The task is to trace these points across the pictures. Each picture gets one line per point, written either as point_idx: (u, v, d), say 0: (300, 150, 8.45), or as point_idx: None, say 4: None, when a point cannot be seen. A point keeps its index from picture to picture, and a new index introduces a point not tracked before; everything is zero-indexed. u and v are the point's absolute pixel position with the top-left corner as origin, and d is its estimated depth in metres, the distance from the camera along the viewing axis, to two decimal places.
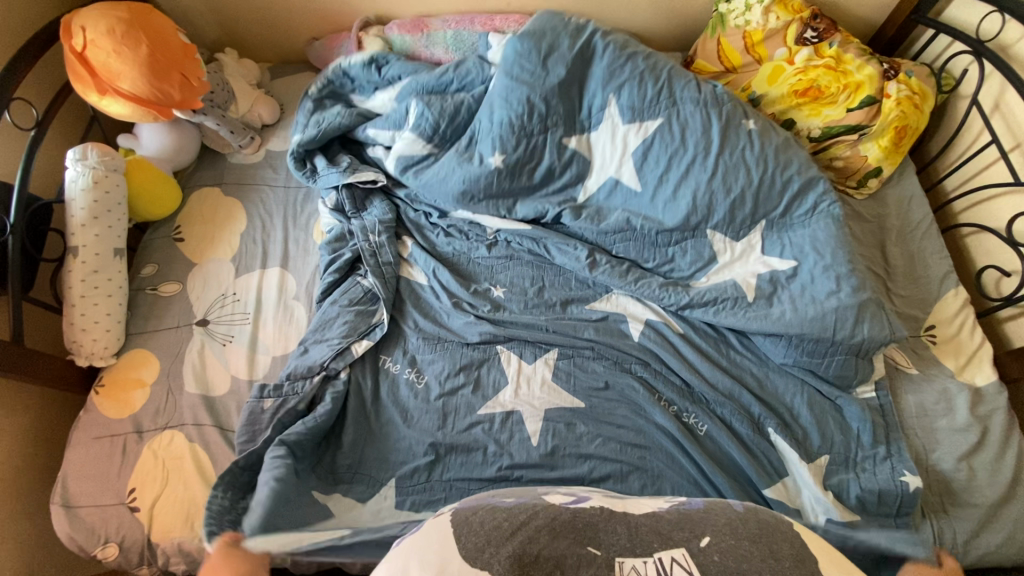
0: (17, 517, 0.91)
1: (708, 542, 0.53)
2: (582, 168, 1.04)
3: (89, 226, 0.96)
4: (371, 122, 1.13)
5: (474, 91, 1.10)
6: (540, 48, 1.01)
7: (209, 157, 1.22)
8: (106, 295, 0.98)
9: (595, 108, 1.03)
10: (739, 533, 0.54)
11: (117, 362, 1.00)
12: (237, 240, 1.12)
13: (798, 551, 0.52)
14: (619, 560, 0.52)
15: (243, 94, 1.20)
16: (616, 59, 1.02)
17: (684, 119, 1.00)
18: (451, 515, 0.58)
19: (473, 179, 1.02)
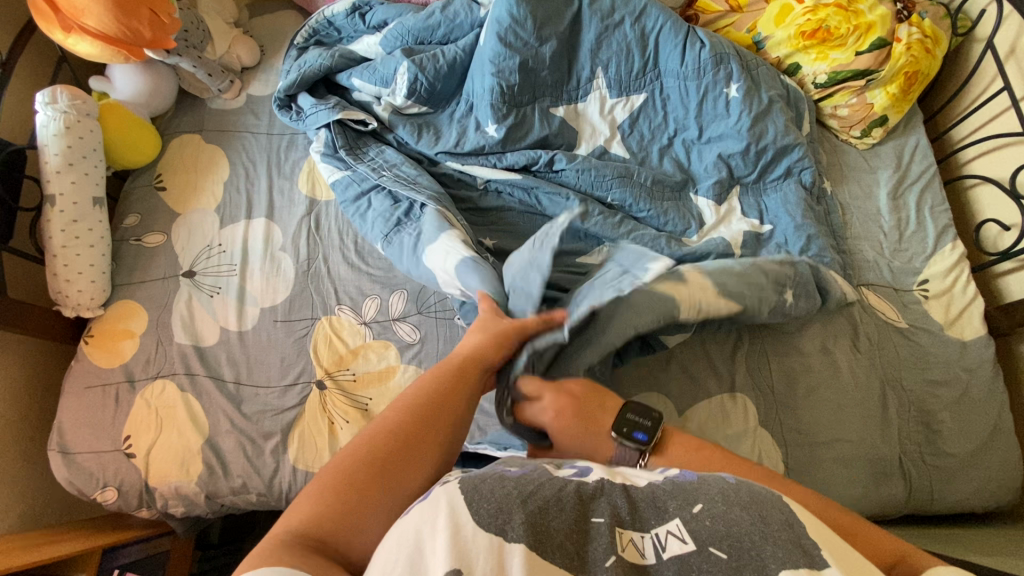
0: (18, 462, 0.94)
1: (701, 508, 0.48)
2: (571, 137, 1.05)
3: (64, 173, 0.93)
4: (355, 71, 1.08)
5: (463, 39, 1.06)
6: (535, 15, 1.00)
7: (188, 101, 1.18)
8: (88, 245, 0.96)
9: (583, 80, 1.06)
10: (731, 499, 0.48)
11: (105, 312, 1.00)
12: (221, 189, 1.09)
13: (787, 516, 0.47)
14: (618, 532, 0.48)
15: (220, 34, 1.14)
16: (607, 30, 1.04)
17: (666, 93, 1.06)
18: (457, 482, 0.50)
19: (466, 142, 1.03)
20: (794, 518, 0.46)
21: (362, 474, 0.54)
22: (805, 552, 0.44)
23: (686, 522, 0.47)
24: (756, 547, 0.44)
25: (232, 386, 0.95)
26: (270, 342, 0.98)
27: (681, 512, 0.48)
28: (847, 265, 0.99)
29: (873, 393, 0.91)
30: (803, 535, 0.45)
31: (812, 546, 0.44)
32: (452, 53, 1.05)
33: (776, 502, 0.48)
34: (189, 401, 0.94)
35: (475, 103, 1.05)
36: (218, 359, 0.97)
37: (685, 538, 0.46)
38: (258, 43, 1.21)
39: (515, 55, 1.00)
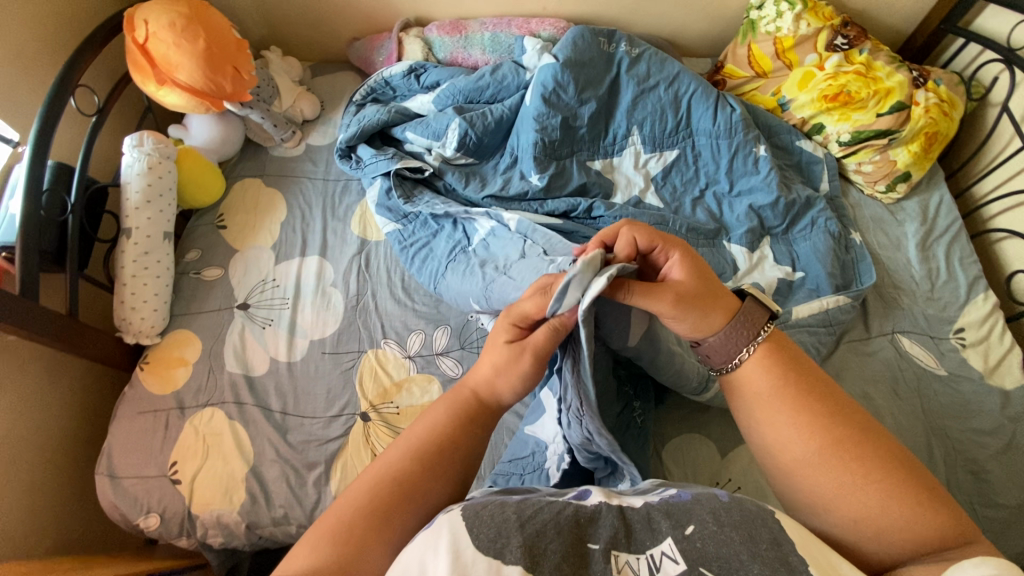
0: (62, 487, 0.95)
1: (693, 531, 0.48)
2: (608, 187, 1.11)
3: (142, 209, 1.01)
4: (409, 125, 1.17)
5: (510, 99, 1.16)
6: (577, 79, 1.10)
7: (252, 149, 1.28)
8: (155, 275, 1.02)
9: (619, 136, 1.13)
10: (722, 520, 0.48)
11: (162, 341, 1.04)
12: (277, 229, 1.16)
13: (777, 535, 0.47)
14: (613, 553, 0.48)
15: (287, 91, 1.25)
16: (642, 93, 1.13)
17: (698, 150, 1.13)
18: (460, 509, 0.50)
19: (510, 190, 1.09)
20: (782, 537, 0.47)
21: (364, 527, 0.52)
22: (788, 564, 0.45)
23: (679, 543, 0.47)
24: (744, 567, 0.45)
25: (279, 416, 0.97)
26: (317, 373, 1.01)
27: (673, 532, 0.48)
28: (873, 311, 1.03)
29: (916, 440, 0.91)
30: (790, 552, 0.46)
31: (797, 561, 0.45)
32: (499, 111, 1.13)
33: (767, 522, 0.48)
34: (237, 429, 0.96)
35: (519, 155, 1.12)
36: (267, 389, 1.00)
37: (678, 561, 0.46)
38: (319, 99, 1.33)
39: (557, 113, 1.09)
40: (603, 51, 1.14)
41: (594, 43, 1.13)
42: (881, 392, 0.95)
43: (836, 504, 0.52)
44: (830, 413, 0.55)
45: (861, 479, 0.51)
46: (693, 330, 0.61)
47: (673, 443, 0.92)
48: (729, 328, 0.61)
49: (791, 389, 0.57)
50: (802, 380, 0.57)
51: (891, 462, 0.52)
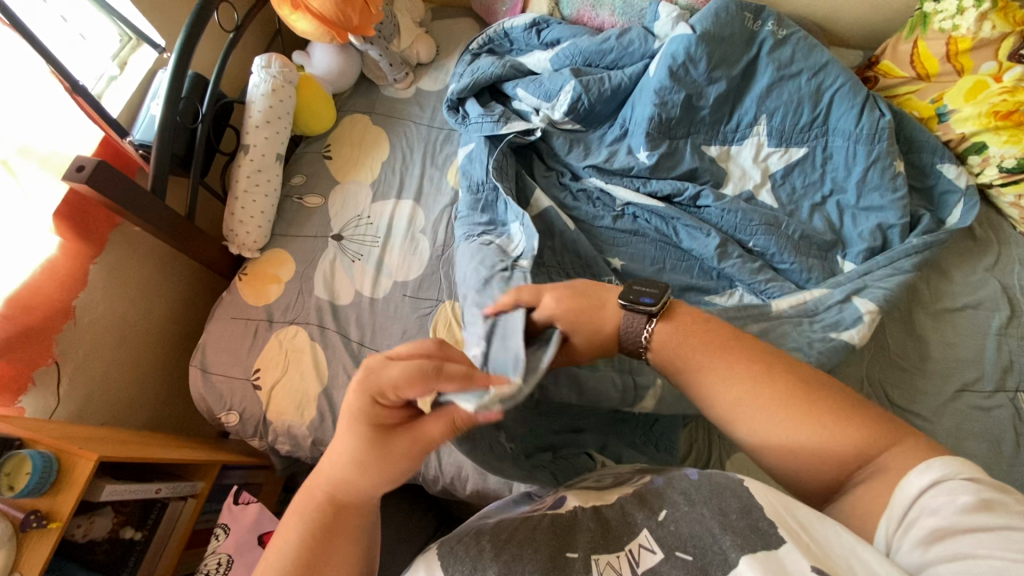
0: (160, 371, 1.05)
1: (665, 515, 0.55)
2: (720, 176, 1.04)
3: (261, 128, 1.05)
4: (521, 82, 1.14)
5: (633, 67, 1.10)
6: (711, 56, 1.02)
7: (365, 86, 1.30)
8: (264, 194, 1.08)
9: (743, 124, 1.05)
10: (694, 499, 0.55)
11: (260, 256, 1.10)
12: (378, 167, 1.19)
13: (746, 504, 0.53)
14: (594, 557, 0.54)
15: (407, 31, 1.26)
16: (780, 80, 1.03)
17: (830, 152, 1.02)
18: (436, 548, 0.57)
19: (614, 164, 1.05)
20: (752, 504, 0.53)
21: None
22: (756, 531, 0.50)
23: (654, 533, 0.54)
24: (716, 542, 0.51)
25: (355, 346, 1.02)
26: (395, 313, 1.04)
27: (648, 522, 0.56)
28: (995, 359, 0.90)
29: None
30: (759, 519, 0.51)
31: (766, 527, 0.50)
32: (618, 79, 1.08)
33: (738, 492, 0.55)
34: (316, 350, 1.01)
35: (629, 129, 1.07)
36: (348, 319, 1.04)
37: (653, 547, 0.53)
38: (436, 43, 1.32)
39: (681, 90, 1.02)
40: (745, 29, 1.05)
41: (738, 19, 1.05)
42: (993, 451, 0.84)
43: (780, 451, 0.54)
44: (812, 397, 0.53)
45: (815, 423, 0.53)
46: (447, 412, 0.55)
47: (738, 457, 0.86)
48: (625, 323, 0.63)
49: (701, 335, 0.61)
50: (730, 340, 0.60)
51: (846, 403, 0.54)
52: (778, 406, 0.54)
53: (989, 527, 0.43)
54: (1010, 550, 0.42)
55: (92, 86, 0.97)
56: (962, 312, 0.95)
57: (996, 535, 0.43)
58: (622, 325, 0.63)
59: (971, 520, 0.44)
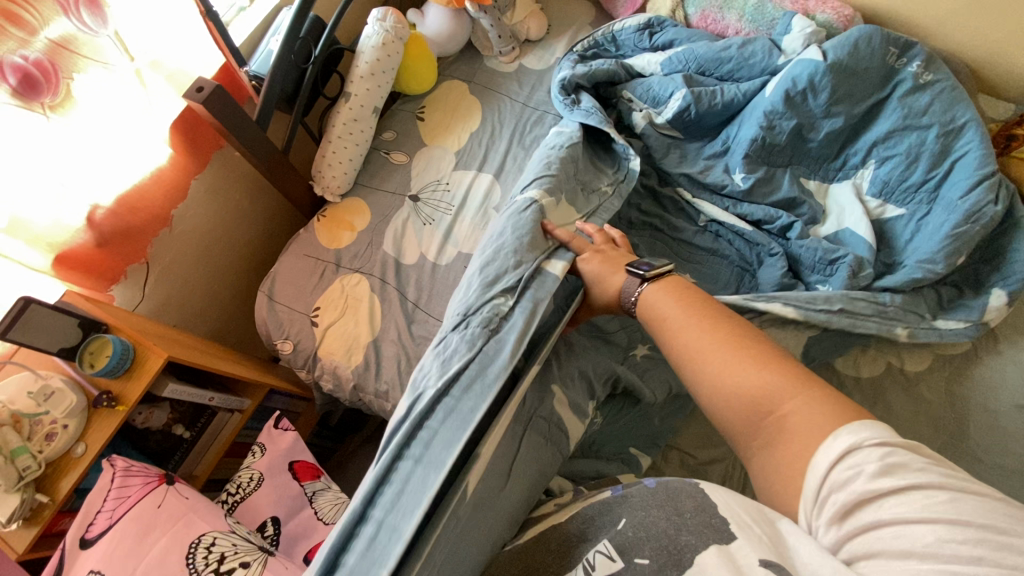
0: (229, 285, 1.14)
1: (623, 524, 0.54)
2: (813, 213, 0.96)
3: (365, 80, 1.09)
4: (631, 85, 1.09)
5: (748, 84, 1.03)
6: (836, 88, 0.94)
7: (470, 54, 1.31)
8: (354, 143, 1.12)
9: (850, 164, 0.98)
10: (649, 503, 0.55)
11: (340, 201, 1.14)
12: (466, 137, 1.19)
13: (702, 502, 0.52)
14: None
15: (522, 6, 1.25)
16: (903, 128, 0.94)
17: (926, 222, 0.91)
18: None
19: (703, 182, 1.00)
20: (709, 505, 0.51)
21: None
22: (715, 530, 0.49)
23: (613, 543, 0.53)
24: (674, 540, 0.50)
25: (410, 305, 1.04)
26: (454, 283, 1.05)
27: (608, 534, 0.54)
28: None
29: None
30: (712, 515, 0.50)
31: (718, 523, 0.49)
32: (732, 93, 1.02)
33: (689, 492, 0.54)
34: (373, 301, 1.04)
35: (730, 150, 1.01)
36: (409, 278, 1.06)
37: (611, 555, 0.52)
38: (549, 22, 1.31)
39: (792, 120, 0.95)
40: (876, 65, 0.95)
41: (872, 54, 0.95)
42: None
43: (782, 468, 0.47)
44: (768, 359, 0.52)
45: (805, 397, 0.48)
46: None
47: None
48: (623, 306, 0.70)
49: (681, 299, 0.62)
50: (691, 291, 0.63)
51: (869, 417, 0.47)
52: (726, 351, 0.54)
53: (894, 490, 0.39)
54: (919, 509, 0.38)
55: (224, 13, 1.04)
56: None
57: (902, 498, 0.39)
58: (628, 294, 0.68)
59: (880, 484, 0.39)
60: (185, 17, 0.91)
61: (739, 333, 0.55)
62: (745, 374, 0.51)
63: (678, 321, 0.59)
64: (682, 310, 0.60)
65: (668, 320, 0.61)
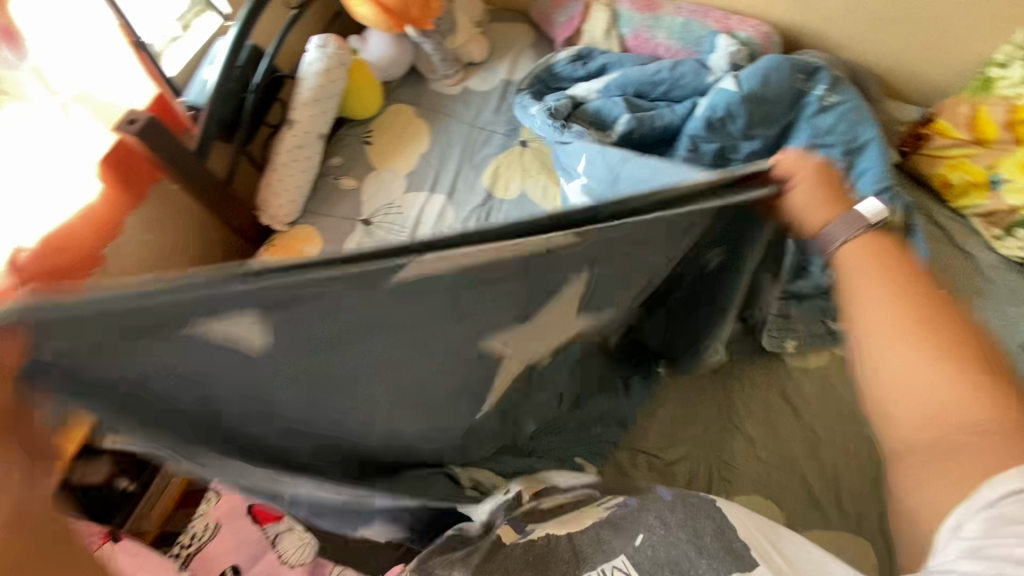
0: None
1: (641, 541, 0.56)
2: None
3: (308, 106, 1.08)
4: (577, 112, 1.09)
5: (680, 105, 1.08)
6: (754, 111, 1.01)
7: (414, 77, 1.32)
8: (302, 170, 1.10)
9: None
10: (670, 524, 0.57)
11: (289, 230, 1.12)
12: (415, 159, 1.20)
13: (720, 526, 0.56)
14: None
15: (463, 29, 1.28)
16: (815, 144, 1.01)
17: None
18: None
19: None
20: (727, 529, 0.55)
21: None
22: (734, 554, 0.52)
23: (631, 559, 0.55)
24: (691, 564, 0.52)
25: None
26: None
27: (626, 548, 0.56)
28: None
29: None
30: (735, 542, 0.53)
31: (739, 548, 0.53)
32: (669, 117, 1.06)
33: (716, 520, 0.57)
34: None
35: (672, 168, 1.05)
36: None
37: (628, 571, 0.54)
38: (490, 44, 1.34)
39: (715, 140, 1.02)
40: (790, 88, 1.02)
41: (787, 78, 1.02)
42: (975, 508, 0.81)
43: None
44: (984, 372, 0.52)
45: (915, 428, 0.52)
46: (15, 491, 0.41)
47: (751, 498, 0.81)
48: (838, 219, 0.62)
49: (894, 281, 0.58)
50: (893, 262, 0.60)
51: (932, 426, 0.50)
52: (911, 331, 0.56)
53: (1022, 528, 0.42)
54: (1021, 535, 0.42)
55: (154, 43, 0.98)
56: None
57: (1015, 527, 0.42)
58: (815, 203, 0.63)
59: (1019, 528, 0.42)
60: (113, 47, 0.87)
61: (946, 343, 0.54)
62: (903, 355, 0.55)
63: (867, 290, 0.59)
64: (894, 327, 0.56)
65: (864, 277, 0.60)
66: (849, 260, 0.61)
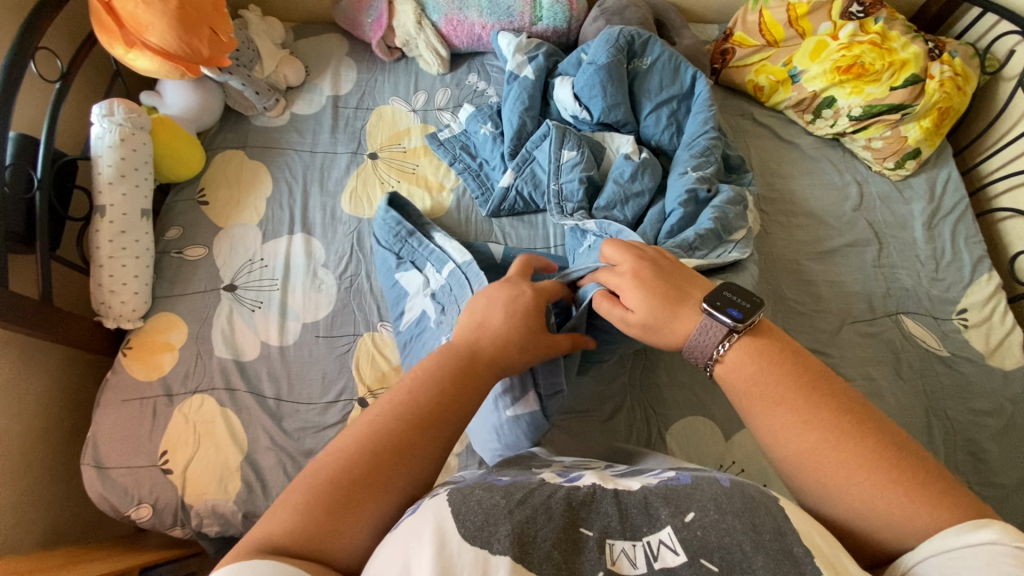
0: (36, 473, 0.92)
1: (693, 517, 0.42)
2: (596, 145, 1.03)
3: (116, 184, 0.95)
4: (454, 150, 1.12)
5: (518, 97, 1.09)
6: (592, 84, 1.02)
7: (232, 118, 1.20)
8: (134, 256, 0.97)
9: (620, 120, 1.04)
10: (722, 505, 0.43)
11: (144, 325, 0.98)
12: (263, 204, 1.10)
13: (779, 525, 0.41)
14: (608, 542, 0.42)
15: (268, 55, 1.19)
16: (673, 123, 1.04)
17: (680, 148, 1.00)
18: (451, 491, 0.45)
19: (527, 193, 1.03)
20: (786, 527, 0.41)
21: (334, 492, 0.46)
22: (790, 558, 0.39)
23: (678, 533, 0.41)
24: (747, 558, 0.39)
25: (272, 402, 0.93)
26: (311, 358, 0.96)
27: (672, 520, 0.42)
28: (874, 290, 0.99)
29: (918, 419, 0.86)
30: (793, 543, 0.40)
31: (802, 553, 0.40)
32: (520, 118, 1.07)
33: (770, 510, 0.43)
34: (229, 416, 0.91)
35: (536, 153, 1.04)
36: (259, 374, 0.95)
37: (677, 549, 0.40)
38: (304, 63, 1.26)
39: (581, 150, 0.99)
40: (617, 70, 1.03)
41: (614, 62, 1.02)
42: (861, 356, 0.92)
43: (787, 455, 0.50)
44: (833, 409, 0.49)
45: (860, 469, 0.46)
46: (326, 514, 0.45)
47: (676, 427, 0.88)
48: (704, 322, 0.58)
49: (793, 405, 0.50)
50: (787, 388, 0.52)
51: (854, 423, 0.48)
52: (781, 394, 0.51)
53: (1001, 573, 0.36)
54: None
55: None
56: (843, 250, 1.03)
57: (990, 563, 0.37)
58: (696, 331, 0.58)
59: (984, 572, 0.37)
60: None
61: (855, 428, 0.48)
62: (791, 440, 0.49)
63: (768, 392, 0.52)
64: (834, 446, 0.47)
65: (753, 395, 0.53)
66: (736, 382, 0.55)
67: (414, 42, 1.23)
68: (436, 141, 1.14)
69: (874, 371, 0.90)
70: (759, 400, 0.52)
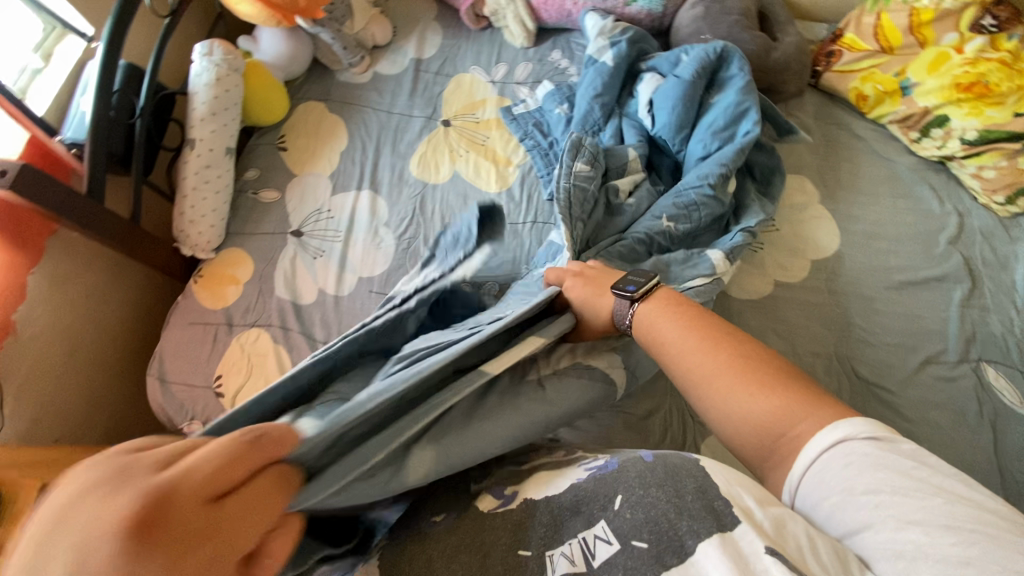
0: (109, 376, 1.01)
1: (621, 502, 0.49)
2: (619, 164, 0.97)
3: (207, 121, 1.00)
4: (526, 125, 1.11)
5: (595, 89, 1.05)
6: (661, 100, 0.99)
7: (319, 70, 1.24)
8: (214, 191, 1.03)
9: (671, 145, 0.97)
10: (648, 482, 0.49)
11: (216, 257, 1.05)
12: (337, 158, 1.13)
13: (702, 482, 0.48)
14: (547, 554, 0.49)
15: (360, 11, 1.20)
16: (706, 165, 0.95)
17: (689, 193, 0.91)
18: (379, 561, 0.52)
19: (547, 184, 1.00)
20: (708, 484, 0.48)
21: None
22: (713, 511, 0.45)
23: (609, 523, 0.48)
24: (673, 526, 0.45)
25: (321, 346, 0.96)
26: (362, 311, 0.99)
27: (603, 510, 0.49)
28: (956, 332, 0.90)
29: (984, 478, 0.79)
30: (714, 499, 0.46)
31: (723, 507, 0.45)
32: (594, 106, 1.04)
33: (692, 472, 0.50)
34: (280, 353, 0.96)
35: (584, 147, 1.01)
36: (312, 319, 0.99)
37: (609, 538, 0.47)
38: (392, 24, 1.28)
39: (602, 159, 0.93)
40: (694, 92, 0.98)
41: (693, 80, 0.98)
42: (928, 400, 0.85)
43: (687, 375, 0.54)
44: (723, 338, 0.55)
45: (743, 382, 0.50)
46: None
47: (712, 440, 0.84)
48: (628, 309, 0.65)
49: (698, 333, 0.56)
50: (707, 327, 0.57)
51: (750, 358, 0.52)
52: (689, 325, 0.57)
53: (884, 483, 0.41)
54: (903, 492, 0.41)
55: (14, 81, 0.89)
56: (926, 284, 0.95)
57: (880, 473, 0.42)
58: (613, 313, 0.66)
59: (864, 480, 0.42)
60: None
61: (740, 350, 0.53)
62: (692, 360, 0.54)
63: (678, 339, 0.57)
64: (719, 369, 0.52)
65: (665, 337, 0.58)
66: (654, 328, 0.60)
67: (502, 13, 1.22)
68: (510, 114, 1.13)
69: (939, 419, 0.83)
70: (667, 346, 0.57)
